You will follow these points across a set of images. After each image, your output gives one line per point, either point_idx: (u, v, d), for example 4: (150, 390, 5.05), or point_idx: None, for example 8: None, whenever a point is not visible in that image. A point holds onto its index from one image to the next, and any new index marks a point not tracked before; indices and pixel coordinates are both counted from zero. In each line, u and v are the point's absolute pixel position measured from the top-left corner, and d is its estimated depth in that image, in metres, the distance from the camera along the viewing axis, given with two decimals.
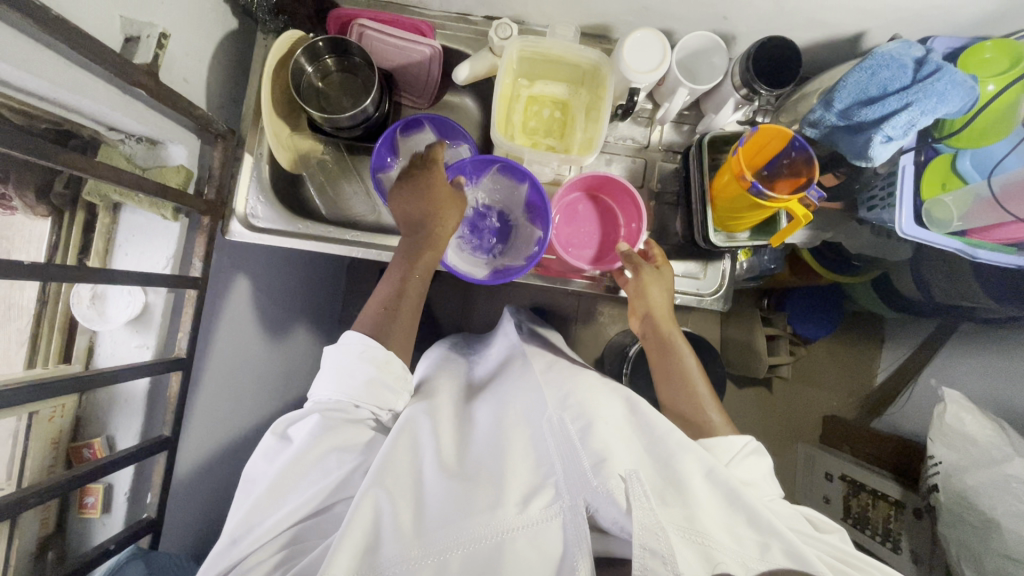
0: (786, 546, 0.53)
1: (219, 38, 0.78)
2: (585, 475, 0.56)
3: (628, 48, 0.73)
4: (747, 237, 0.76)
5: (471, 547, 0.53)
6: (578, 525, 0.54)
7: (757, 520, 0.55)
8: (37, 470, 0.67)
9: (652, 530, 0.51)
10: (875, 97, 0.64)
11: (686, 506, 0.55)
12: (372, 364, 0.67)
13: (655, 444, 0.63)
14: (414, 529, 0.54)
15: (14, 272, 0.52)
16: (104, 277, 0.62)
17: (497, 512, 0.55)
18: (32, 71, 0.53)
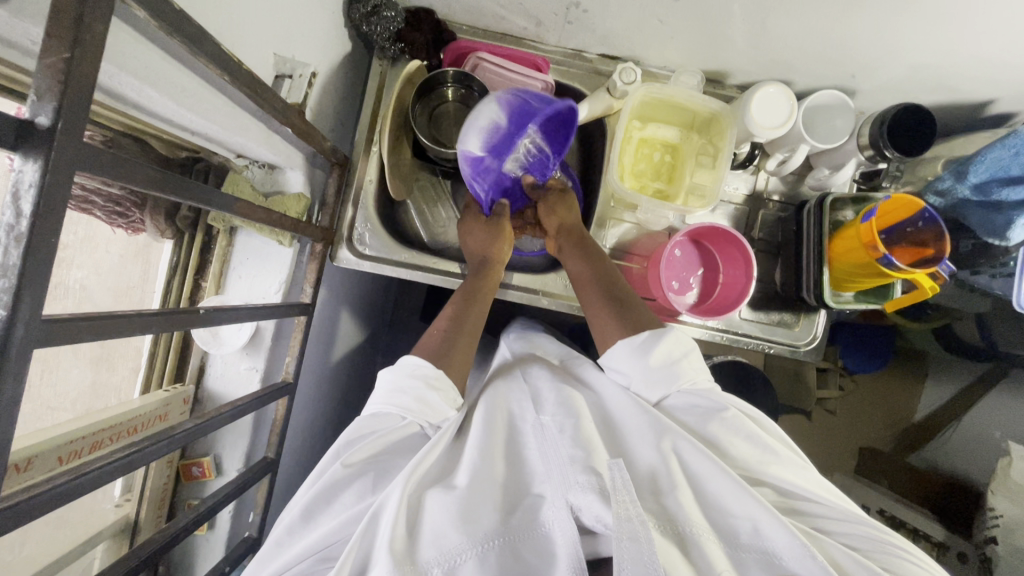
0: (758, 525, 0.48)
1: (339, 63, 0.78)
2: (567, 471, 0.51)
3: (757, 102, 0.73)
4: (851, 297, 0.76)
5: (465, 565, 0.46)
6: (566, 527, 0.48)
7: (738, 495, 0.49)
8: (155, 486, 0.70)
9: (630, 520, 0.45)
10: (1016, 175, 0.63)
11: (668, 501, 0.50)
12: (423, 383, 0.60)
13: (636, 429, 0.57)
14: (408, 546, 0.47)
15: (152, 326, 0.45)
16: (239, 315, 0.59)
17: (477, 524, 0.49)
18: (211, 117, 0.53)
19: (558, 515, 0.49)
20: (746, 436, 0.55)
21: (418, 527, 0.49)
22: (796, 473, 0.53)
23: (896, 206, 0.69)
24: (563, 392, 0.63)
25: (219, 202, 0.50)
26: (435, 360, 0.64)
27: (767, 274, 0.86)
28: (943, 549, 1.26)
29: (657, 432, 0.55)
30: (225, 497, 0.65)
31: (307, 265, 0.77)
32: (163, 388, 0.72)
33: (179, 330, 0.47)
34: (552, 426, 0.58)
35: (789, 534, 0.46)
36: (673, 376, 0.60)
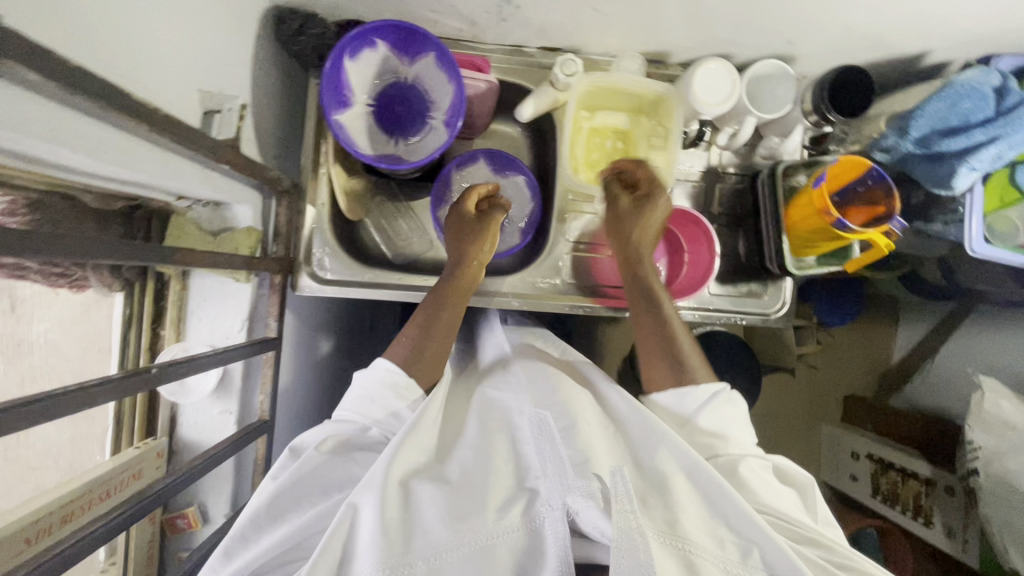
0: (765, 551, 0.51)
1: (274, 86, 0.75)
2: (565, 473, 0.52)
3: (700, 80, 0.73)
4: (814, 262, 0.77)
5: (452, 559, 0.49)
6: (558, 527, 0.50)
7: (741, 516, 0.52)
8: (138, 549, 0.69)
9: (630, 533, 0.47)
10: (955, 126, 0.64)
11: (668, 512, 0.52)
12: (392, 391, 0.65)
13: (637, 430, 0.61)
14: (400, 536, 0.49)
15: (101, 395, 0.44)
16: (198, 364, 0.57)
17: (468, 521, 0.51)
18: (137, 166, 0.50)
19: (552, 516, 0.51)
20: (771, 483, 0.61)
21: (410, 517, 0.51)
22: (780, 495, 0.60)
23: (845, 169, 0.70)
24: (558, 387, 0.64)
25: (139, 252, 0.49)
26: (407, 364, 0.68)
27: (731, 246, 0.87)
28: (931, 486, 1.32)
29: (660, 442, 0.58)
30: (215, 546, 0.64)
31: (268, 298, 0.75)
32: (134, 446, 0.69)
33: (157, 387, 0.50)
34: (550, 424, 0.57)
35: (790, 562, 0.49)
36: (726, 428, 0.65)
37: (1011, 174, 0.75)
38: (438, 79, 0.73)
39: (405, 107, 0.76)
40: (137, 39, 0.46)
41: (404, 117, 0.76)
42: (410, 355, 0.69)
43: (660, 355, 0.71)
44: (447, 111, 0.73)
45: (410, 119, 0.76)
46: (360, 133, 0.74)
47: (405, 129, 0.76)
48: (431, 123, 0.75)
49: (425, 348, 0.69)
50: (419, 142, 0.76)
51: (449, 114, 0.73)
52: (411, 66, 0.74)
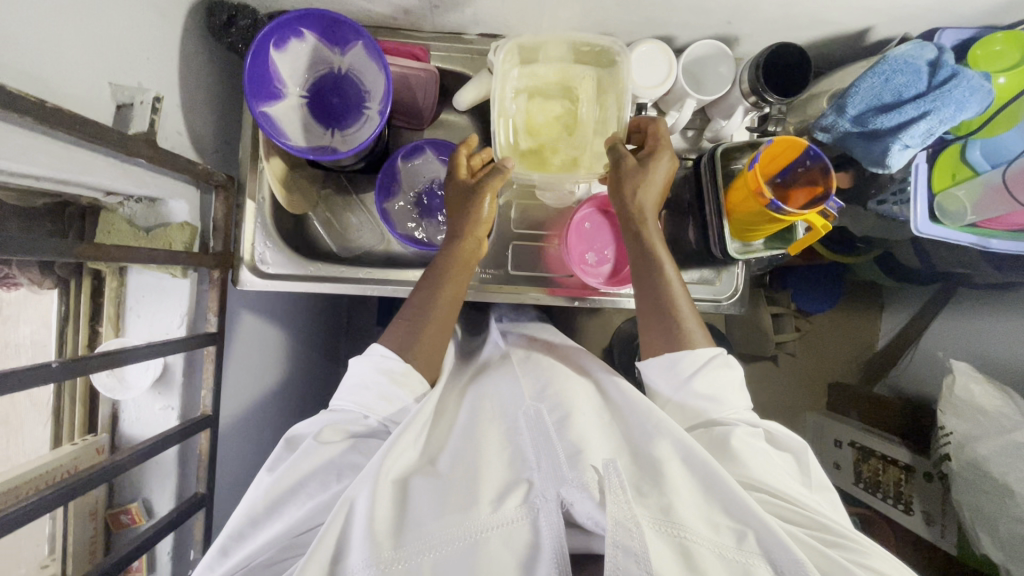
0: (760, 535, 0.52)
1: (208, 81, 0.75)
2: (559, 465, 0.54)
3: (634, 63, 0.73)
4: (762, 246, 0.76)
5: (444, 552, 0.50)
6: (553, 519, 0.50)
7: (734, 501, 0.54)
8: (80, 543, 0.70)
9: (625, 523, 0.49)
10: (889, 103, 0.63)
11: (662, 497, 0.53)
12: (386, 376, 0.65)
13: (636, 424, 0.64)
14: (392, 530, 0.51)
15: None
16: (120, 359, 0.58)
17: (459, 513, 0.52)
18: (35, 161, 0.50)
19: (546, 507, 0.52)
20: (766, 467, 0.62)
21: (405, 511, 0.53)
22: (777, 476, 0.61)
23: (781, 150, 0.68)
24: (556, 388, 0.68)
25: (38, 248, 0.48)
26: (402, 350, 0.67)
27: (679, 232, 0.86)
28: (910, 472, 1.30)
29: (657, 431, 0.61)
30: (150, 540, 0.65)
31: (208, 293, 0.75)
32: (72, 441, 0.70)
33: (66, 380, 0.51)
34: (546, 416, 0.62)
35: (784, 548, 0.50)
36: (716, 398, 0.67)
37: (963, 151, 0.73)
38: (370, 67, 0.72)
39: (339, 96, 0.75)
40: (23, 32, 0.46)
41: (340, 106, 0.75)
42: (405, 338, 0.69)
43: (655, 321, 0.72)
44: (379, 100, 0.72)
45: (345, 108, 0.75)
46: (296, 124, 0.74)
47: (341, 119, 0.75)
48: (366, 113, 0.74)
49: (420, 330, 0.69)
50: (354, 131, 0.75)
51: (381, 102, 0.72)
52: (343, 55, 0.73)
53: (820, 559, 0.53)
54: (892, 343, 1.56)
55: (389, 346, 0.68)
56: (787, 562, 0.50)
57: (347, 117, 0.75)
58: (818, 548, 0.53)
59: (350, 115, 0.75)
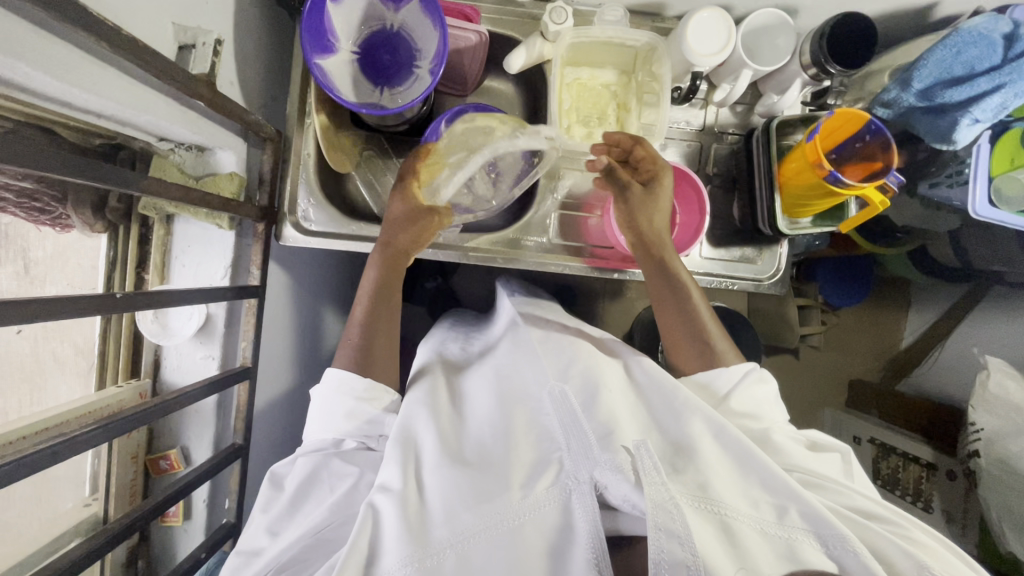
0: (800, 509, 0.54)
1: (259, 33, 0.74)
2: (590, 449, 0.57)
3: (693, 29, 0.70)
4: (809, 223, 0.74)
5: (479, 544, 0.54)
6: (587, 502, 0.55)
7: (771, 479, 0.56)
8: (120, 486, 0.70)
9: (664, 505, 0.51)
10: (959, 76, 0.61)
11: (699, 476, 0.55)
12: (351, 397, 0.67)
13: (659, 407, 0.64)
14: (421, 527, 0.55)
15: (54, 309, 0.45)
16: (167, 299, 0.59)
17: (490, 503, 0.56)
18: (100, 92, 0.50)
19: (580, 490, 0.56)
20: (794, 445, 0.65)
21: (430, 506, 0.57)
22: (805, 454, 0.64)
23: (841, 123, 0.67)
24: (580, 363, 0.68)
25: (93, 173, 0.49)
26: (361, 368, 0.69)
27: (725, 208, 0.84)
28: (932, 469, 1.29)
29: (686, 412, 0.62)
30: (191, 483, 0.65)
31: (251, 247, 0.75)
32: (117, 384, 0.71)
33: (116, 314, 0.52)
34: (569, 396, 0.63)
35: (826, 524, 0.53)
36: (749, 400, 0.67)
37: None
38: (425, 25, 0.71)
39: (392, 54, 0.75)
40: None
41: (391, 64, 0.75)
42: (364, 355, 0.70)
43: (688, 341, 0.72)
44: (431, 58, 0.71)
45: (396, 66, 0.75)
46: (344, 79, 0.72)
47: (391, 77, 0.75)
48: (416, 72, 0.74)
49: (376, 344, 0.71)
50: (404, 91, 0.75)
51: (433, 61, 0.71)
52: (397, 11, 0.73)
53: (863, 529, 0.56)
54: (919, 342, 1.55)
55: (348, 368, 0.69)
56: (829, 536, 0.52)
57: (399, 76, 0.75)
58: (855, 518, 0.57)
59: (401, 74, 0.75)
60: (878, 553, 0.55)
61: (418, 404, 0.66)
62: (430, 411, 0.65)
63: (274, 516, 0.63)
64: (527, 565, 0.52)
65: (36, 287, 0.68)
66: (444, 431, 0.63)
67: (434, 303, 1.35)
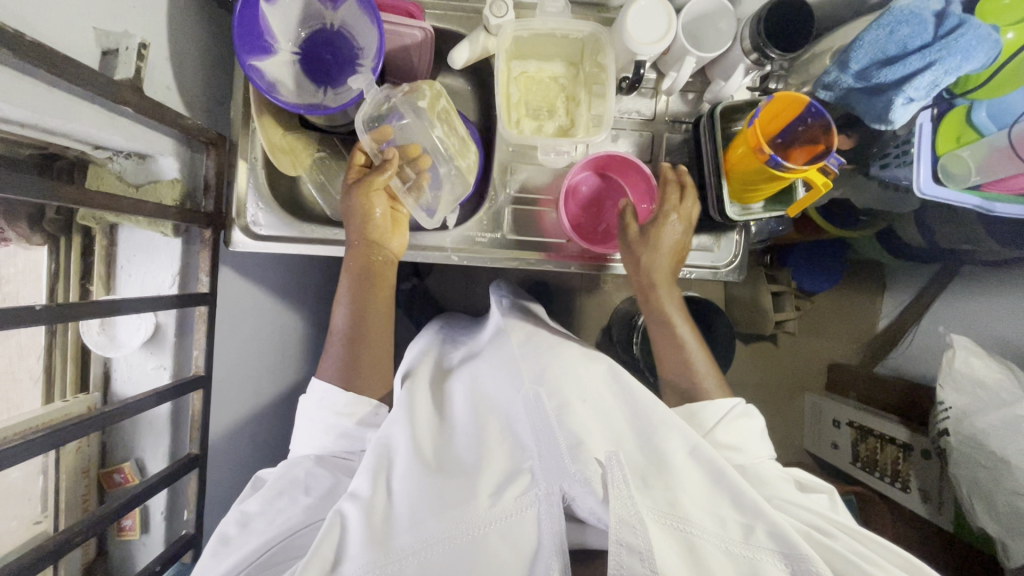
0: (770, 529, 0.51)
1: (197, 36, 0.73)
2: (561, 460, 0.55)
3: (632, 18, 0.69)
4: (761, 208, 0.74)
5: (440, 549, 0.53)
6: (554, 515, 0.53)
7: (744, 497, 0.54)
8: (71, 500, 0.70)
9: (629, 521, 0.49)
10: (893, 56, 0.61)
11: (669, 490, 0.53)
12: (329, 411, 0.68)
13: (640, 416, 0.62)
14: (385, 535, 0.54)
15: None
16: (113, 309, 0.58)
17: (457, 510, 0.54)
18: (13, 100, 0.49)
19: (549, 500, 0.54)
20: (772, 474, 0.63)
21: (396, 516, 0.56)
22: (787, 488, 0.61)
23: (782, 106, 0.67)
24: (563, 369, 0.66)
25: (19, 186, 0.47)
26: (348, 378, 0.70)
27: None
28: (908, 450, 1.28)
29: (668, 425, 0.60)
30: (141, 496, 0.64)
31: (199, 253, 0.74)
32: (64, 399, 0.70)
33: (54, 325, 0.51)
34: (545, 402, 0.61)
35: (795, 546, 0.50)
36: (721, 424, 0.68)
37: (968, 113, 0.71)
38: (362, 21, 0.70)
39: (333, 54, 0.74)
40: None
41: (332, 64, 0.74)
42: (348, 357, 0.72)
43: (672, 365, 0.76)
44: (371, 56, 0.71)
45: (337, 65, 0.74)
46: (286, 80, 0.72)
47: (333, 76, 0.74)
48: (358, 71, 0.73)
49: (362, 336, 0.73)
50: (345, 89, 0.73)
51: (374, 58, 0.70)
52: (336, 10, 0.72)
53: (845, 562, 0.51)
54: (894, 324, 1.55)
55: (332, 380, 0.71)
56: (793, 553, 0.50)
57: (340, 74, 0.74)
58: (823, 540, 0.53)
59: (343, 73, 0.74)
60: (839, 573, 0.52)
61: (401, 411, 0.66)
62: (410, 417, 0.65)
63: (247, 506, 0.63)
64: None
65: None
66: (419, 439, 0.63)
67: (407, 304, 1.34)
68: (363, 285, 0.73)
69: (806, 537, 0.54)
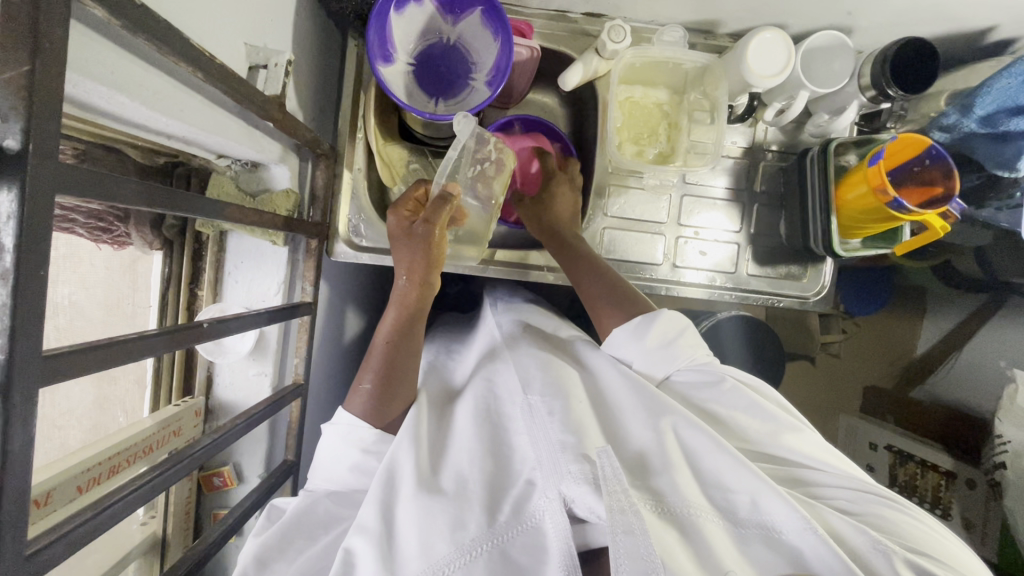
0: (767, 509, 0.50)
1: (314, 47, 0.73)
2: (557, 460, 0.52)
3: (753, 50, 0.70)
4: (859, 245, 0.75)
5: (454, 573, 0.49)
6: (558, 520, 0.49)
7: (742, 477, 0.52)
8: (175, 505, 0.70)
9: (623, 513, 0.46)
10: (1023, 104, 0.61)
11: (663, 483, 0.52)
12: (357, 447, 0.61)
13: (632, 412, 0.60)
14: (393, 562, 0.51)
15: (147, 348, 0.41)
16: (224, 330, 0.53)
17: (464, 530, 0.51)
18: (186, 118, 0.49)
19: (549, 506, 0.51)
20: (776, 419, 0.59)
21: (405, 538, 0.52)
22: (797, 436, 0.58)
23: (904, 147, 0.67)
24: (549, 372, 0.64)
25: (203, 208, 0.47)
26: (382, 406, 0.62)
27: (771, 226, 0.84)
28: (952, 478, 1.29)
29: (654, 415, 0.59)
30: (253, 506, 0.64)
31: (304, 263, 0.74)
32: (172, 403, 0.70)
33: (185, 348, 0.47)
34: (540, 409, 0.58)
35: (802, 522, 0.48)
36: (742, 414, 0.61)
37: None
38: (484, 36, 0.71)
39: (449, 65, 0.74)
40: None
41: (448, 74, 0.74)
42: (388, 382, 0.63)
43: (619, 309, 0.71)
44: (489, 72, 0.72)
45: (452, 76, 0.74)
46: (402, 91, 0.71)
47: (448, 87, 0.74)
48: (471, 85, 0.74)
49: (398, 362, 0.64)
50: (459, 101, 0.74)
51: (492, 76, 0.71)
52: (455, 24, 0.72)
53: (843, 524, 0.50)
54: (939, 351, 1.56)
55: (358, 414, 0.62)
56: (799, 536, 0.48)
57: (456, 86, 0.74)
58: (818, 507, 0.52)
59: (459, 85, 0.74)
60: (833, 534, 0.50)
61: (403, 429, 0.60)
62: (413, 435, 0.60)
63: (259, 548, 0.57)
64: None
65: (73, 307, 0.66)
66: (423, 456, 0.58)
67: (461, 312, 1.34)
68: (409, 331, 0.66)
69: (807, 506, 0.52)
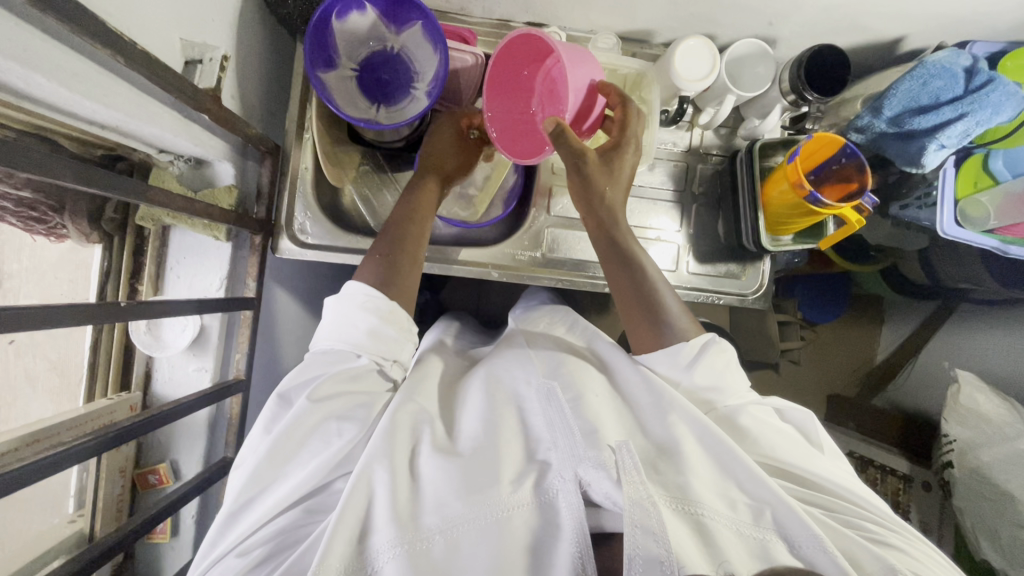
0: (779, 513, 0.52)
1: (261, 50, 0.76)
2: (575, 444, 0.54)
3: (680, 56, 0.74)
4: (791, 241, 0.78)
5: (467, 533, 0.51)
6: (572, 501, 0.51)
7: (754, 480, 0.54)
8: (106, 500, 0.69)
9: (642, 505, 0.47)
10: (925, 105, 0.66)
11: (678, 477, 0.54)
12: None
13: (649, 408, 0.62)
14: (410, 515, 0.52)
15: (57, 317, 0.43)
16: (155, 312, 0.55)
17: (482, 493, 0.53)
18: (112, 105, 0.51)
19: (564, 487, 0.53)
20: (797, 449, 0.62)
21: (420, 495, 0.54)
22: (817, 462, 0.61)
23: (819, 146, 0.71)
24: (564, 368, 0.64)
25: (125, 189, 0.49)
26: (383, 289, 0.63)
27: (710, 227, 0.87)
28: (909, 482, 1.31)
29: (667, 410, 0.60)
30: (183, 499, 0.64)
31: (247, 259, 0.75)
32: (107, 397, 0.70)
33: (104, 324, 0.48)
34: (557, 392, 0.60)
35: (809, 530, 0.51)
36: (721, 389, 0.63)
37: (985, 161, 0.75)
38: (423, 45, 0.74)
39: (388, 74, 0.76)
40: None
41: (387, 83, 0.76)
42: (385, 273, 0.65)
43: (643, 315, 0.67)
44: (429, 82, 0.74)
45: (392, 85, 0.77)
46: (343, 94, 0.74)
47: (387, 96, 0.77)
48: (413, 93, 0.76)
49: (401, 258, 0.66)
50: (398, 110, 0.77)
51: (431, 84, 0.74)
52: (398, 34, 0.75)
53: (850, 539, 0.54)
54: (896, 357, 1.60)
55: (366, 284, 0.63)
56: (803, 539, 0.50)
57: (394, 94, 0.77)
58: (833, 526, 0.55)
59: (398, 94, 0.77)
60: (851, 559, 0.54)
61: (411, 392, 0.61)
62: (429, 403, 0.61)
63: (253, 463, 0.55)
64: (512, 556, 0.50)
65: (7, 299, 0.67)
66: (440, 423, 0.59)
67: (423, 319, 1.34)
68: (389, 261, 0.66)
69: (818, 523, 0.55)
